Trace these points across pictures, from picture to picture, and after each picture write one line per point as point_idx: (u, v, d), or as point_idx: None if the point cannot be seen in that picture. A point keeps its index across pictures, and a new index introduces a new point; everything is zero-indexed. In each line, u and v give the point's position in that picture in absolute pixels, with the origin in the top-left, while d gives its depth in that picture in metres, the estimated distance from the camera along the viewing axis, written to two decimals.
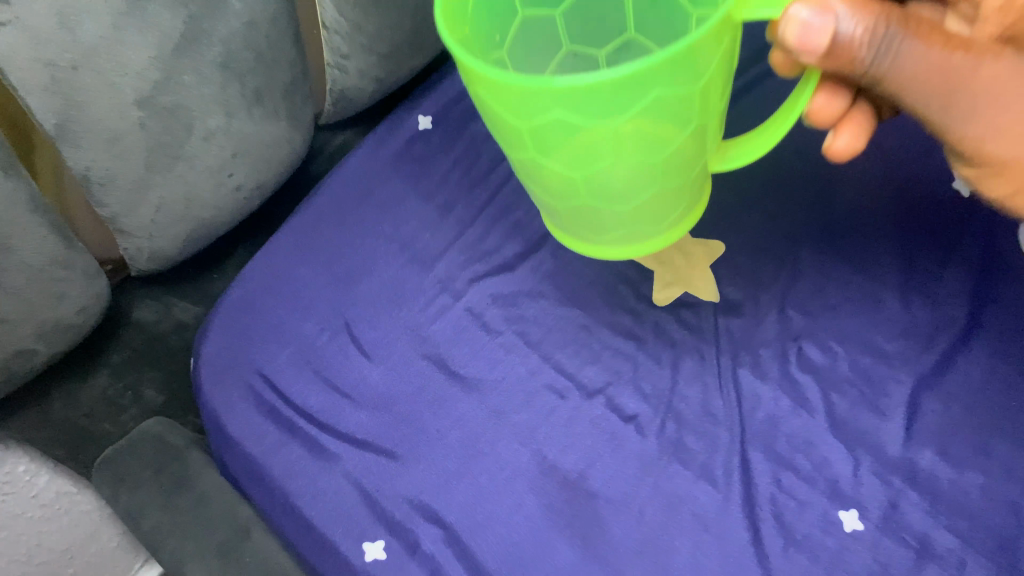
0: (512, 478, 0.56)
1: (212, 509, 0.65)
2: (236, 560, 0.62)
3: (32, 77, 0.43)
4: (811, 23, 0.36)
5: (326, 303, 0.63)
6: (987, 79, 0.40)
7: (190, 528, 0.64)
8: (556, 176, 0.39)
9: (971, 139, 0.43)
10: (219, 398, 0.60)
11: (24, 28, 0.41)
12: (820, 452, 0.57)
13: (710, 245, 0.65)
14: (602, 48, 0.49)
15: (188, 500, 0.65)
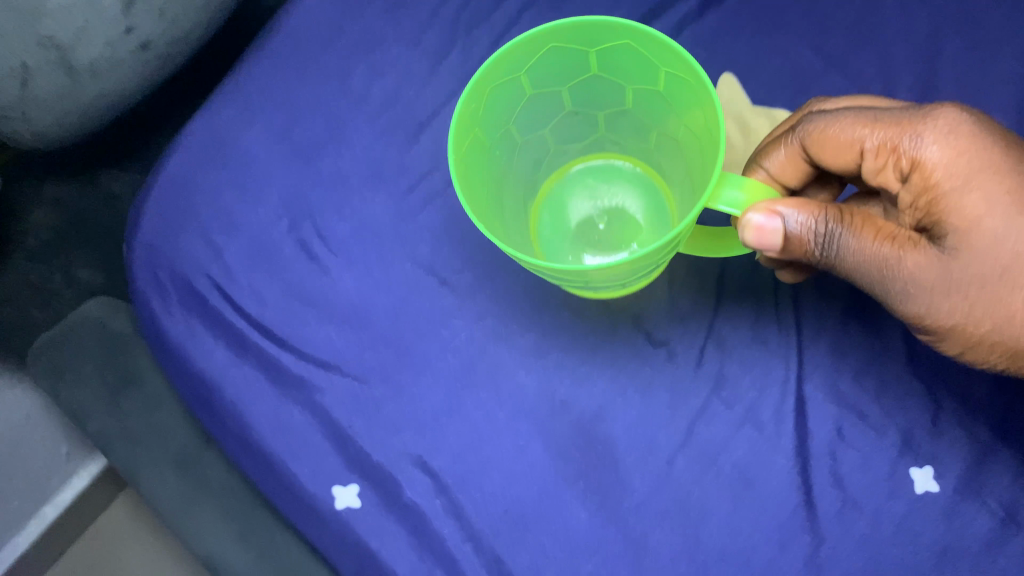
0: (515, 417, 0.46)
1: (167, 415, 0.59)
2: (196, 471, 0.57)
3: None
4: (763, 227, 0.35)
5: (285, 184, 0.50)
6: (910, 272, 0.36)
7: (141, 436, 0.58)
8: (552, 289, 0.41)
9: (916, 321, 0.38)
10: (158, 302, 0.49)
11: None
12: (896, 394, 0.45)
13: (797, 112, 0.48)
14: (598, 109, 0.44)
15: (136, 402, 0.59)
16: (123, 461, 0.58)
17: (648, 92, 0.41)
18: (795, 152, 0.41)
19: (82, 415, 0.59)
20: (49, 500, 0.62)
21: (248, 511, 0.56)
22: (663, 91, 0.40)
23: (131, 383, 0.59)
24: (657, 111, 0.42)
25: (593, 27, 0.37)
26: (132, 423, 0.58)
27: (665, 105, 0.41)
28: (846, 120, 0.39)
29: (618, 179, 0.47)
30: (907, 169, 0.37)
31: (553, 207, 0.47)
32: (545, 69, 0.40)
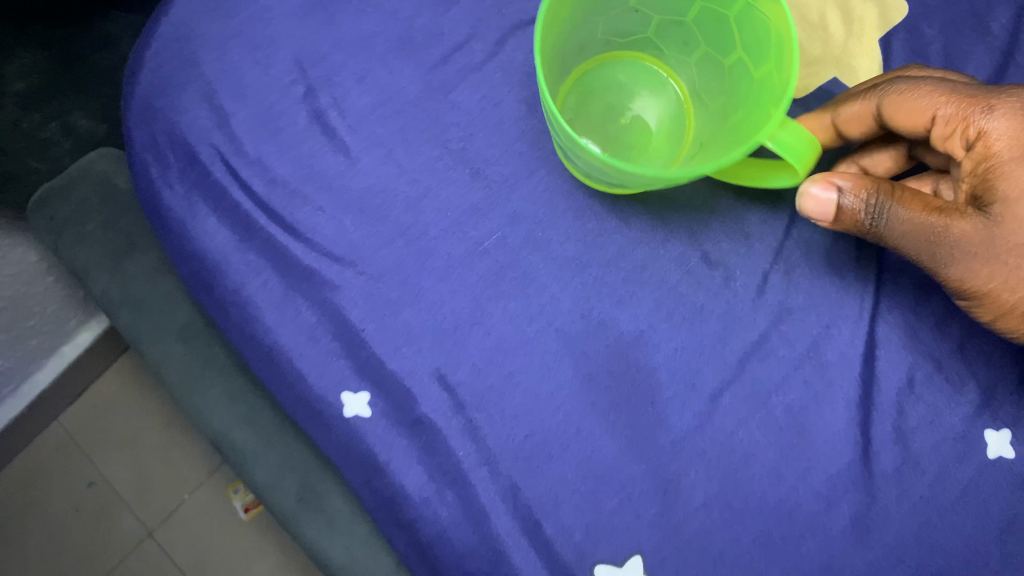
0: (546, 333, 0.41)
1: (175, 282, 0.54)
2: (202, 347, 0.54)
3: None
4: (825, 198, 0.36)
5: (306, 42, 0.43)
6: (956, 241, 0.35)
7: (146, 301, 0.54)
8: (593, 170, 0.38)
9: (951, 287, 0.37)
10: (157, 171, 0.44)
11: None
12: (980, 343, 0.40)
13: (887, 10, 0.43)
14: (660, 14, 0.38)
15: (143, 267, 0.54)
16: (126, 326, 0.54)
17: (714, 11, 0.37)
18: (868, 111, 0.39)
19: (85, 275, 0.54)
20: (67, 339, 0.65)
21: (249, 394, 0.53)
22: (732, 15, 0.36)
23: (138, 248, 0.54)
24: (724, 39, 0.37)
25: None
26: (136, 288, 0.54)
27: (733, 34, 0.37)
28: (921, 84, 0.37)
29: (651, 88, 0.42)
30: (972, 139, 0.36)
31: (585, 90, 0.41)
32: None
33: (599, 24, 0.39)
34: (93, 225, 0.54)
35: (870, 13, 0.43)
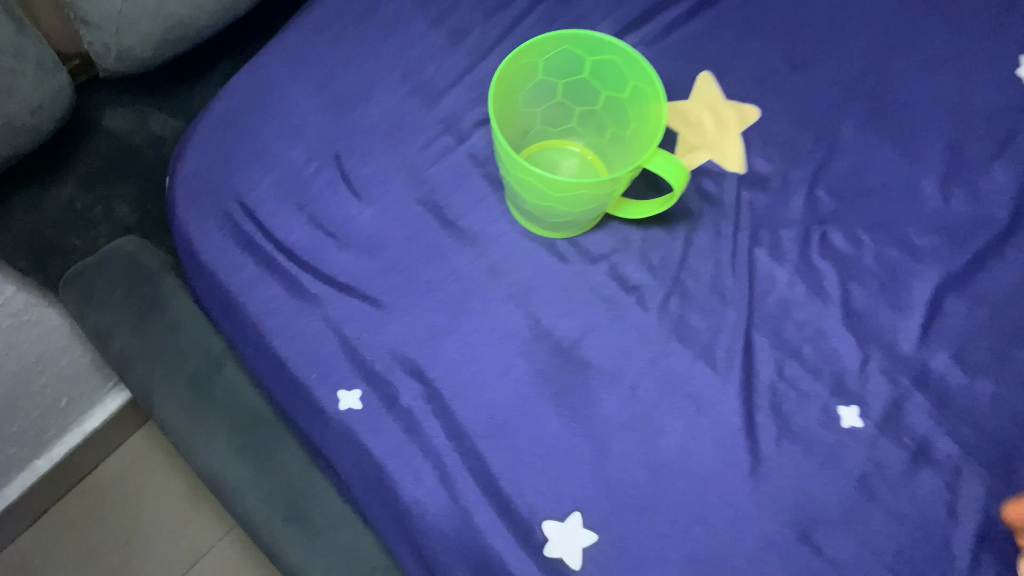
0: (504, 339, 0.52)
1: (185, 338, 0.63)
2: (205, 393, 0.62)
3: None
4: None
5: (321, 132, 0.57)
6: None
7: (159, 353, 0.63)
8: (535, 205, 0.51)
9: None
10: (195, 223, 0.55)
11: None
12: (830, 344, 0.53)
13: (744, 110, 0.59)
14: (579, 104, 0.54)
15: (158, 327, 0.63)
16: (137, 377, 0.63)
17: (615, 97, 0.52)
18: None
19: (106, 336, 0.64)
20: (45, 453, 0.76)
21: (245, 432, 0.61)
22: (625, 97, 0.51)
23: (155, 310, 0.64)
24: (623, 117, 0.52)
25: (592, 40, 0.49)
26: (151, 344, 0.63)
27: (628, 111, 0.52)
28: None
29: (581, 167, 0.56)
30: None
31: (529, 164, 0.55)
32: (556, 64, 0.50)
33: (536, 113, 0.54)
34: (114, 293, 0.64)
35: (735, 114, 0.58)
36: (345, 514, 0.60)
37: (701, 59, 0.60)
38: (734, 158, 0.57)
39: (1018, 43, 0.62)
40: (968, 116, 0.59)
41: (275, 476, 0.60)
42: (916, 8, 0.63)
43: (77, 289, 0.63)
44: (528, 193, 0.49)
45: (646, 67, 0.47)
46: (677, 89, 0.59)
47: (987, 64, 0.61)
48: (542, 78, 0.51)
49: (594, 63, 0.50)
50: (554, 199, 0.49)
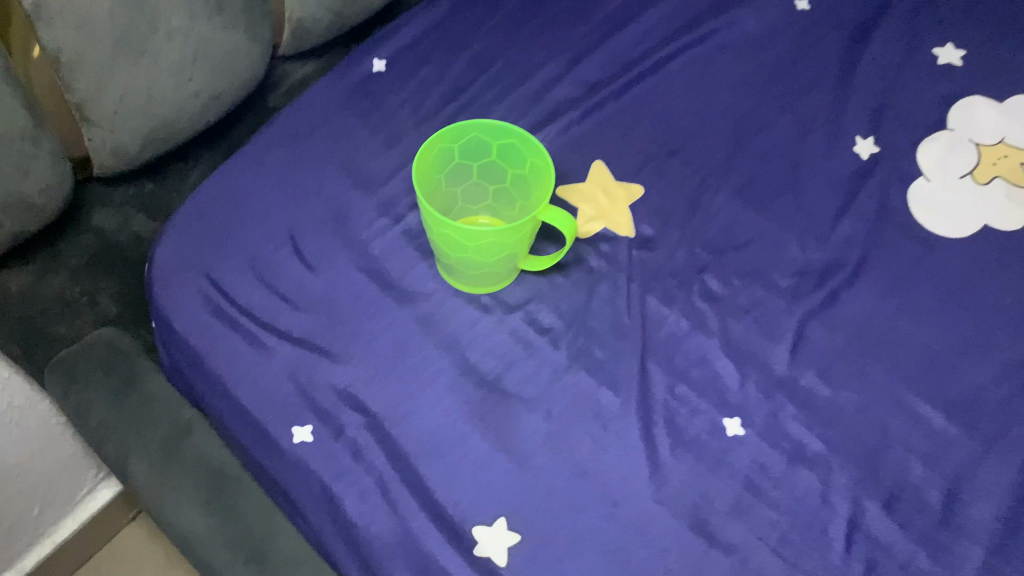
0: (436, 377, 0.61)
1: (157, 409, 0.69)
2: (174, 458, 0.68)
3: None
4: None
5: (278, 217, 0.67)
6: None
7: (133, 424, 0.69)
8: (457, 261, 0.61)
9: None
10: (168, 296, 0.64)
11: None
12: (714, 368, 0.63)
13: (631, 187, 0.70)
14: (493, 183, 0.65)
15: (134, 400, 0.70)
16: (114, 446, 0.69)
17: (520, 174, 0.63)
18: None
19: (84, 411, 0.70)
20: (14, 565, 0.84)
21: (208, 489, 0.67)
22: (527, 173, 0.62)
23: (131, 386, 0.70)
24: (527, 190, 0.63)
25: (493, 126, 0.61)
26: (126, 416, 0.69)
27: (530, 184, 0.63)
28: None
29: None
30: None
31: None
32: (468, 148, 0.62)
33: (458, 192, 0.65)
34: (94, 374, 0.70)
35: (625, 191, 0.70)
36: (304, 551, 0.64)
37: (596, 147, 0.72)
38: (626, 225, 0.68)
39: (852, 127, 0.75)
40: (817, 184, 0.72)
41: (239, 519, 0.65)
42: (770, 102, 0.76)
43: (61, 372, 0.69)
44: (448, 248, 0.59)
45: (538, 145, 0.59)
46: (576, 171, 0.71)
47: (828, 145, 0.74)
48: (458, 161, 0.63)
49: (500, 147, 0.62)
50: (469, 251, 0.59)
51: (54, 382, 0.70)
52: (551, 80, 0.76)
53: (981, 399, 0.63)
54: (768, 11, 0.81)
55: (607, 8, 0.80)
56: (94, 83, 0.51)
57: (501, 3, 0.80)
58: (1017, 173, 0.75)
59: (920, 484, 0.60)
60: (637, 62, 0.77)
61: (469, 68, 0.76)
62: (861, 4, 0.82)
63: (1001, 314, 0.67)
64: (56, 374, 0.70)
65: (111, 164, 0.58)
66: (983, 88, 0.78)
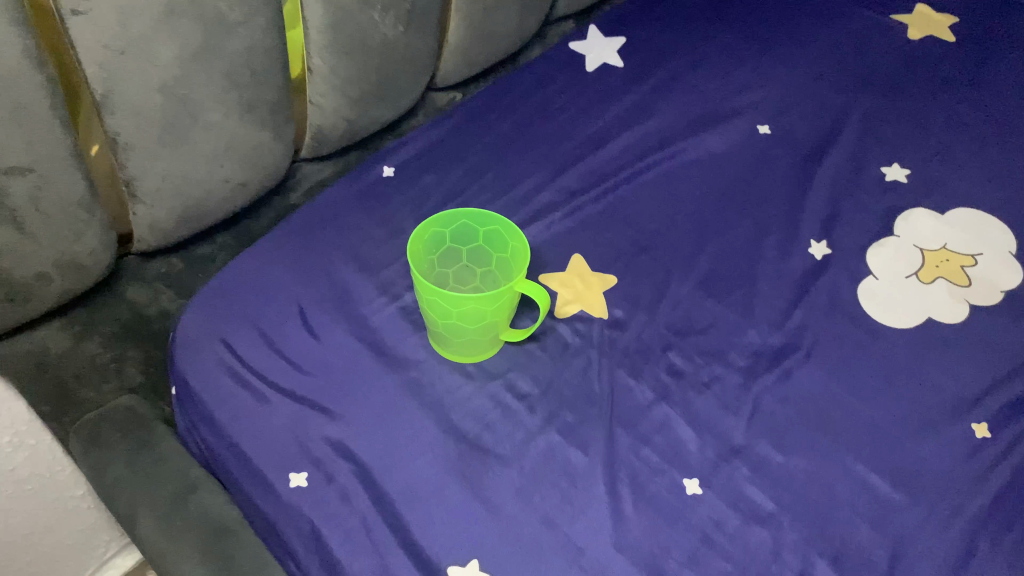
0: (420, 434, 0.67)
1: (167, 467, 0.75)
2: (179, 513, 0.73)
3: (94, 74, 0.54)
4: None
5: (289, 293, 0.76)
6: None
7: (143, 478, 0.75)
8: (445, 329, 0.68)
9: None
10: (187, 360, 0.72)
11: (111, 75, 0.54)
12: (675, 434, 0.69)
13: (605, 277, 0.79)
14: (479, 266, 0.73)
15: (147, 460, 0.76)
16: (124, 502, 0.74)
17: (503, 257, 0.72)
18: None
19: (102, 469, 0.76)
20: None
21: (207, 544, 0.71)
22: (509, 255, 0.71)
23: (146, 448, 0.76)
24: (508, 271, 0.72)
25: (478, 213, 0.70)
26: (139, 473, 0.75)
27: (510, 266, 0.72)
28: None
29: None
30: None
31: None
32: (458, 233, 0.72)
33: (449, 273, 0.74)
34: (113, 436, 0.77)
35: (599, 280, 0.79)
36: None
37: (575, 243, 0.81)
38: (599, 309, 0.76)
39: (807, 231, 0.84)
40: (773, 279, 0.80)
41: (234, 572, 0.70)
42: (731, 209, 0.86)
43: (83, 432, 0.77)
44: (436, 315, 0.67)
45: (516, 229, 0.69)
46: (556, 262, 0.80)
47: (784, 246, 0.83)
48: (449, 244, 0.72)
49: (484, 233, 0.72)
50: (455, 317, 0.67)
51: (78, 443, 0.77)
52: (537, 186, 0.86)
53: (924, 470, 0.69)
54: (732, 133, 0.92)
55: (590, 127, 0.91)
56: (142, 166, 0.61)
57: (496, 122, 0.91)
58: (959, 273, 0.82)
59: (866, 544, 0.65)
60: (613, 173, 0.87)
61: (465, 175, 0.86)
62: (816, 128, 0.93)
63: (943, 395, 0.73)
64: (80, 435, 0.77)
65: (149, 238, 0.68)
66: (926, 202, 0.87)
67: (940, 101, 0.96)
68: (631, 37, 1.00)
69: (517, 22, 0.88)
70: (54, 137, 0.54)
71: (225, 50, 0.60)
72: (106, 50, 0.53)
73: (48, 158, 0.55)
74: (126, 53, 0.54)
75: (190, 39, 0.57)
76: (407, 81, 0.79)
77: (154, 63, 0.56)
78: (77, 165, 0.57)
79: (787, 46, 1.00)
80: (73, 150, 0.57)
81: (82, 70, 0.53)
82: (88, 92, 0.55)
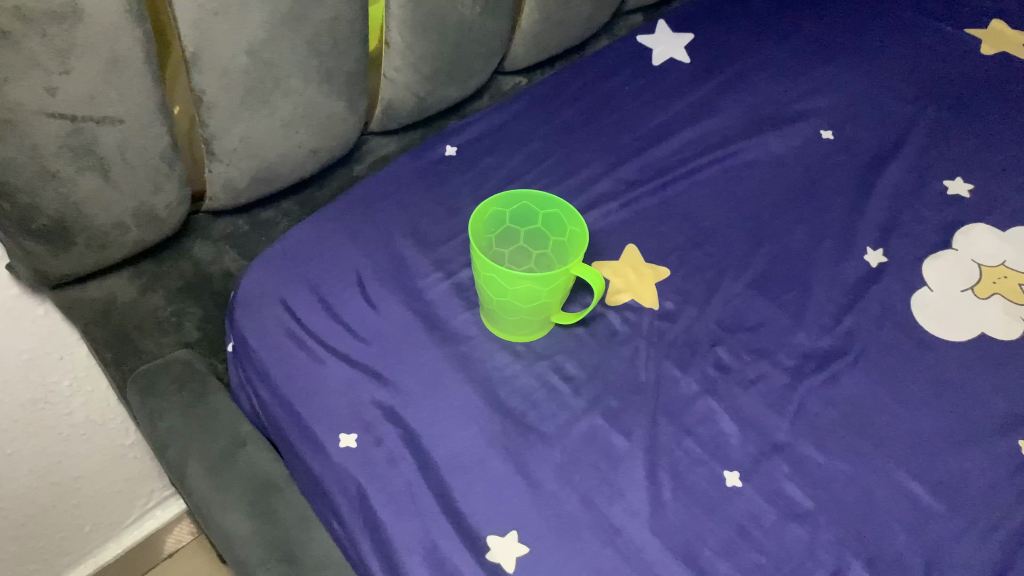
0: (467, 406, 0.69)
1: (218, 422, 0.77)
2: (229, 467, 0.75)
3: (188, 33, 0.56)
4: None
5: (348, 261, 0.78)
6: None
7: (196, 430, 0.76)
8: (499, 306, 0.70)
9: None
10: (247, 318, 0.75)
11: (203, 35, 0.57)
12: (718, 427, 0.70)
13: (658, 269, 0.80)
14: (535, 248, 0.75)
15: (201, 412, 0.78)
16: (175, 451, 0.76)
17: (560, 240, 0.73)
18: None
19: (156, 418, 0.77)
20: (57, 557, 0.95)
21: (253, 499, 0.73)
22: (567, 239, 0.73)
23: (199, 401, 0.78)
24: (563, 255, 0.73)
25: (539, 196, 0.72)
26: (191, 424, 0.77)
27: (567, 250, 0.73)
28: None
29: None
30: None
31: None
32: (517, 214, 0.73)
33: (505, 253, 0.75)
34: (168, 387, 0.79)
35: (652, 271, 0.79)
36: (334, 557, 0.70)
37: (629, 234, 0.82)
38: (650, 300, 0.77)
39: (863, 238, 0.84)
40: (826, 283, 0.80)
41: (279, 526, 0.72)
42: (789, 212, 0.86)
43: (140, 381, 0.79)
44: (492, 292, 0.68)
45: (576, 213, 0.70)
46: (610, 251, 0.80)
47: (839, 251, 0.83)
48: (508, 225, 0.74)
49: (543, 215, 0.73)
50: (509, 295, 0.68)
51: (134, 391, 0.79)
52: (595, 175, 0.86)
53: (966, 483, 0.68)
54: (794, 136, 0.91)
55: (652, 121, 0.92)
56: (223, 126, 0.64)
57: (560, 110, 0.92)
58: (1016, 291, 0.81)
59: (903, 550, 0.65)
60: (673, 167, 0.88)
61: (525, 159, 0.87)
62: (879, 137, 0.92)
63: (992, 411, 0.73)
64: (136, 382, 0.79)
65: (220, 197, 0.70)
66: (987, 218, 0.87)
67: (1010, 118, 0.95)
68: (699, 34, 1.01)
69: (589, 13, 0.89)
70: (144, 90, 0.57)
71: (311, 20, 0.62)
72: (202, 11, 0.55)
73: (137, 110, 0.57)
74: (218, 15, 0.56)
75: (279, 6, 0.59)
76: (478, 63, 0.80)
77: (244, 27, 0.58)
78: (163, 119, 0.60)
79: (856, 53, 1.00)
80: (161, 105, 0.59)
81: (178, 28, 0.55)
82: (181, 50, 0.57)
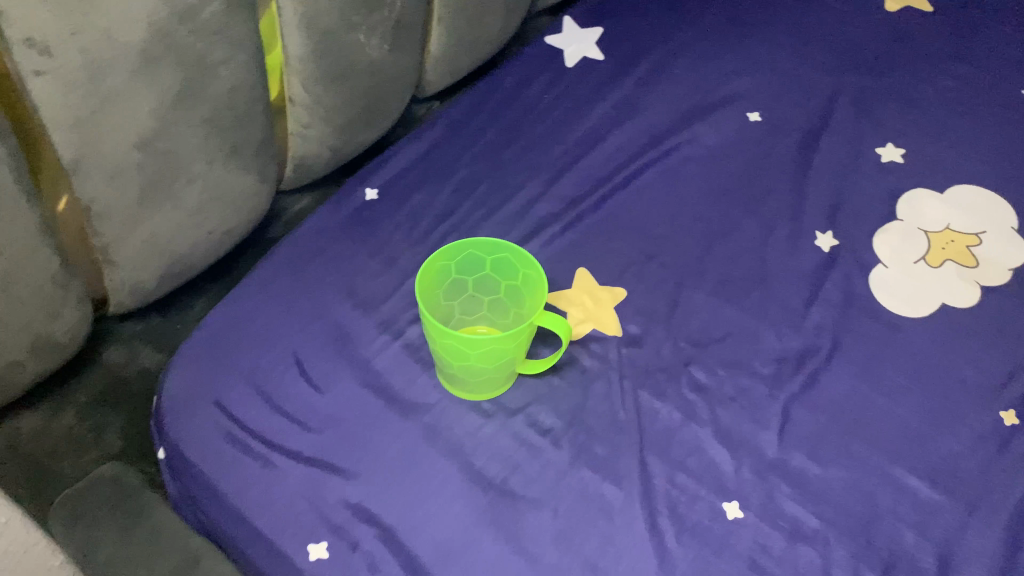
0: (445, 483, 0.63)
1: (166, 539, 0.66)
2: None
3: (66, 141, 0.47)
4: None
5: (284, 340, 0.70)
6: None
7: (140, 555, 0.65)
8: (462, 369, 0.64)
9: None
10: (179, 426, 0.66)
11: (84, 139, 0.48)
12: (708, 455, 0.66)
13: (614, 290, 0.75)
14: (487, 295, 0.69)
15: (143, 533, 0.67)
16: None
17: (513, 284, 0.67)
18: None
19: (88, 551, 0.66)
20: None
21: None
22: (520, 282, 0.67)
23: (139, 519, 0.68)
24: (520, 299, 0.68)
25: (486, 243, 0.66)
26: (134, 547, 0.66)
27: (522, 293, 0.67)
28: None
29: None
30: None
31: None
32: (465, 264, 0.67)
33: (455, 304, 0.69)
34: (98, 510, 0.69)
35: (610, 294, 0.75)
36: None
37: (579, 257, 0.77)
38: (614, 327, 0.73)
39: (812, 222, 0.82)
40: (785, 277, 0.78)
41: None
42: (734, 206, 0.83)
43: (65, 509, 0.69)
44: (452, 358, 0.62)
45: (529, 257, 0.64)
46: (562, 279, 0.76)
47: (791, 241, 0.80)
48: (455, 277, 0.67)
49: (492, 261, 0.67)
50: (472, 359, 0.62)
51: (58, 521, 0.68)
52: (532, 198, 0.81)
53: (960, 467, 0.67)
54: (725, 124, 0.88)
55: (579, 129, 0.87)
56: (121, 229, 0.55)
57: (482, 131, 0.86)
58: (966, 254, 0.80)
59: (914, 551, 0.63)
60: (610, 176, 0.83)
61: (454, 192, 0.81)
62: (808, 113, 0.90)
63: (969, 385, 0.72)
64: (60, 512, 0.69)
65: (128, 300, 0.62)
66: (926, 182, 0.86)
67: (928, 76, 0.94)
68: (609, 27, 0.96)
69: (500, 26, 0.83)
70: (19, 213, 0.49)
71: (206, 95, 0.54)
72: (78, 113, 0.47)
73: (16, 238, 0.50)
74: (99, 113, 0.48)
75: (170, 89, 0.51)
76: (392, 100, 0.73)
77: (131, 120, 0.50)
78: (48, 239, 0.52)
79: (768, 27, 0.97)
80: (43, 225, 0.51)
81: (51, 137, 0.47)
82: (57, 160, 0.49)
